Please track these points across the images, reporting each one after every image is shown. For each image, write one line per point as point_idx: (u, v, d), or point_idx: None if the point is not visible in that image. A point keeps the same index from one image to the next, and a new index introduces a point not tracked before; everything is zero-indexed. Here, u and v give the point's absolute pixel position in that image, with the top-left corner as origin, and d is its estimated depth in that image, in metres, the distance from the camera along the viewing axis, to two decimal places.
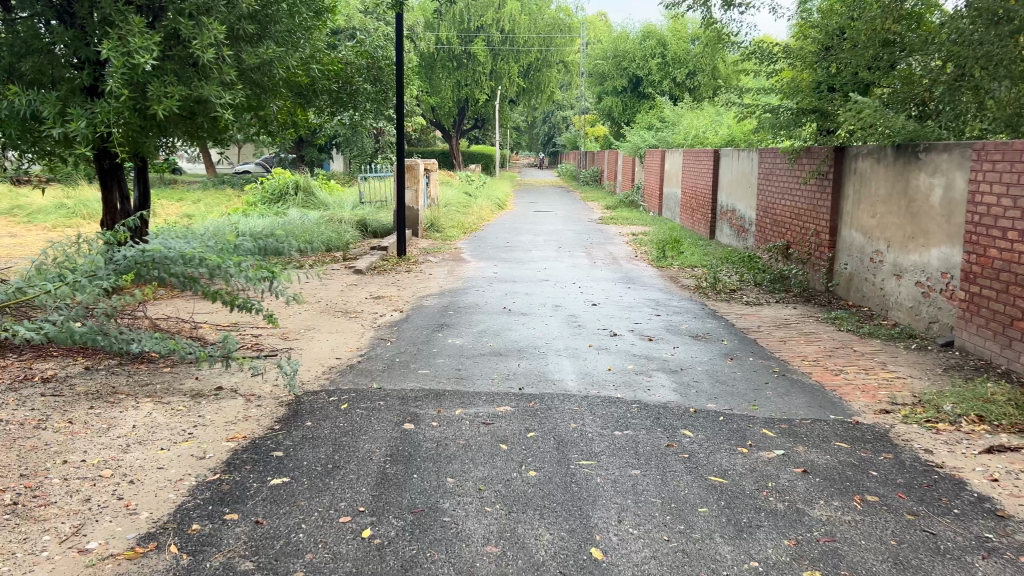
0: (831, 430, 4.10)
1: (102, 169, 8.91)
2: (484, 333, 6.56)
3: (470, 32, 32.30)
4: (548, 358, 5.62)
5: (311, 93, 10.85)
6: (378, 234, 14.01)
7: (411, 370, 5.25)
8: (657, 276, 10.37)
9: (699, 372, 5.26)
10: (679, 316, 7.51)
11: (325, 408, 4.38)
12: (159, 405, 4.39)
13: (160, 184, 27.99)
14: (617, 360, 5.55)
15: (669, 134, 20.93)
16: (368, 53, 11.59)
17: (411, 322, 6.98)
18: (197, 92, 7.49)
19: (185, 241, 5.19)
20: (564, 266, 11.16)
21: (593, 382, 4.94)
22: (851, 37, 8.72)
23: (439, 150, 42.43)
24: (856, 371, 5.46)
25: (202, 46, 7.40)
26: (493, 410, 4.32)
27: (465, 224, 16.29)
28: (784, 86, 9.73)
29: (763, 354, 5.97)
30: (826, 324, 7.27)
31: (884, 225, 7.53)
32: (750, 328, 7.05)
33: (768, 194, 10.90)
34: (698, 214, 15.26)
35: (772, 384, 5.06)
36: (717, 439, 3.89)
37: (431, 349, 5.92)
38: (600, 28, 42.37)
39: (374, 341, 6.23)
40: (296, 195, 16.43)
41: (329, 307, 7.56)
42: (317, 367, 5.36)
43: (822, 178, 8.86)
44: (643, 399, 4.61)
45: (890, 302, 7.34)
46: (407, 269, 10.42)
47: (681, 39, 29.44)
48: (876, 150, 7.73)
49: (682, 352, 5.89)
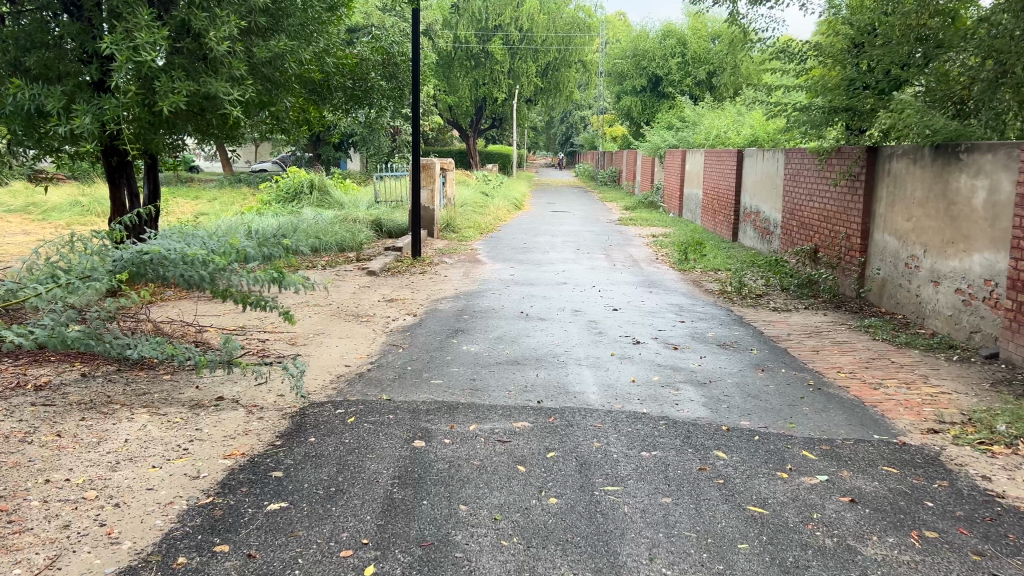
0: (877, 453, 3.77)
1: (110, 167, 8.68)
2: (501, 339, 6.26)
3: (488, 31, 32.03)
4: (568, 368, 5.32)
5: (324, 89, 10.60)
6: (394, 234, 13.77)
7: (423, 380, 4.97)
8: (679, 279, 10.05)
9: (729, 385, 4.94)
10: (704, 322, 7.18)
11: (331, 422, 4.11)
12: (155, 417, 4.15)
13: (177, 182, 28.00)
14: (641, 371, 5.23)
15: (690, 134, 20.54)
16: (383, 49, 11.33)
17: (425, 327, 6.71)
18: (205, 87, 7.24)
19: (187, 241, 4.94)
20: (584, 268, 10.86)
21: (616, 395, 4.64)
22: (883, 36, 8.34)
23: (456, 150, 42.29)
24: (897, 386, 5.11)
25: (213, 39, 7.16)
26: (510, 426, 4.03)
27: (481, 225, 16.01)
28: (811, 84, 9.35)
29: (796, 365, 5.64)
30: (859, 332, 6.92)
31: (921, 229, 7.16)
32: (780, 337, 6.71)
33: (794, 195, 10.55)
34: (720, 216, 14.89)
35: (808, 399, 4.74)
36: (754, 462, 3.58)
37: (445, 357, 5.63)
38: (619, 27, 42.01)
39: (385, 347, 5.96)
40: (310, 194, 16.24)
41: (340, 311, 7.31)
42: (324, 375, 5.09)
43: (853, 179, 8.50)
44: (671, 415, 4.29)
45: (926, 310, 6.98)
46: (422, 271, 10.16)
47: (702, 38, 28.98)
48: (912, 150, 7.35)
49: (710, 362, 5.57)
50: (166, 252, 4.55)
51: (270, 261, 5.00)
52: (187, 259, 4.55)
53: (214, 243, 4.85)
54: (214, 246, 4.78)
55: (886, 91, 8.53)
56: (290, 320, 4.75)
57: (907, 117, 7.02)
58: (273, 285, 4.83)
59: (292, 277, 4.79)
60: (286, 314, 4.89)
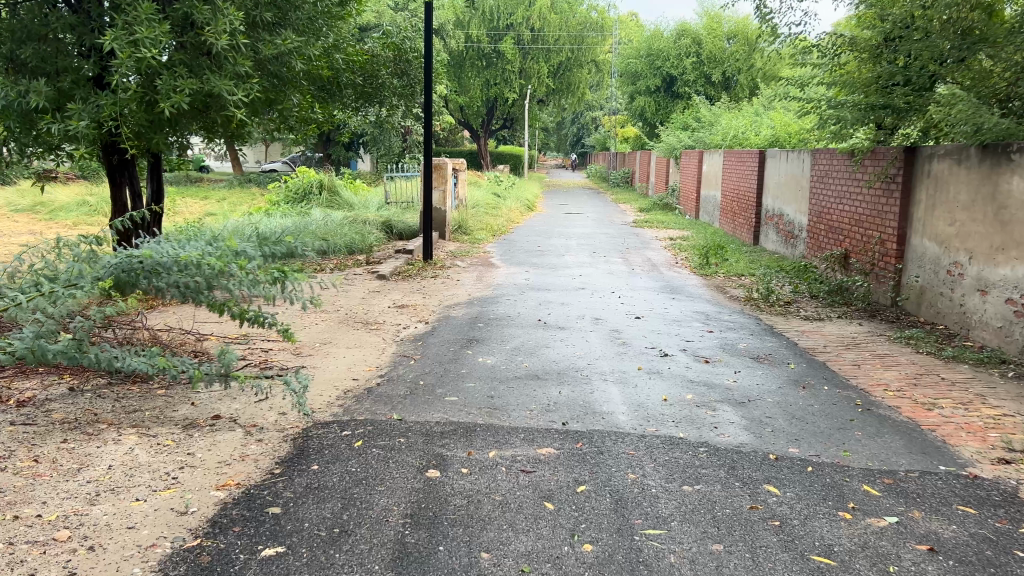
0: (947, 489, 3.36)
1: (110, 165, 8.34)
2: (519, 350, 5.86)
3: (500, 31, 31.62)
4: (593, 384, 4.92)
5: (334, 86, 10.25)
6: (405, 236, 13.41)
7: (437, 397, 4.58)
8: (702, 285, 9.63)
9: (770, 406, 4.55)
10: (734, 333, 6.75)
11: (336, 446, 3.72)
12: (144, 439, 3.77)
13: (186, 182, 27.82)
14: (673, 389, 4.83)
15: (706, 135, 20.09)
16: (395, 45, 10.96)
17: (438, 336, 6.32)
18: (209, 85, 6.91)
19: (184, 243, 4.56)
20: (601, 273, 10.46)
21: (647, 417, 4.25)
22: (917, 31, 7.91)
23: (467, 150, 41.98)
24: (953, 406, 4.68)
25: (215, 33, 6.84)
26: (535, 453, 3.65)
27: (494, 227, 15.64)
28: (840, 81, 8.92)
29: (838, 381, 5.22)
30: (900, 344, 6.48)
31: (966, 234, 6.73)
32: (816, 348, 6.29)
33: (822, 197, 10.12)
34: (741, 219, 14.44)
35: (859, 422, 4.32)
36: (811, 499, 3.19)
37: (460, 370, 5.24)
38: (631, 26, 41.50)
39: (396, 359, 5.57)
40: (320, 195, 15.93)
41: (348, 317, 6.94)
42: (331, 391, 4.71)
43: (889, 182, 8.07)
44: (712, 441, 3.90)
45: (972, 321, 6.54)
46: (433, 275, 9.77)
47: (717, 38, 28.51)
48: (956, 150, 6.93)
49: (745, 378, 5.16)
50: (157, 257, 4.16)
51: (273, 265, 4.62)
52: (181, 264, 4.16)
53: (211, 246, 4.46)
54: (210, 248, 4.39)
55: (924, 87, 8.08)
56: (289, 336, 4.42)
57: (949, 114, 6.61)
58: (275, 288, 4.45)
59: (295, 279, 4.42)
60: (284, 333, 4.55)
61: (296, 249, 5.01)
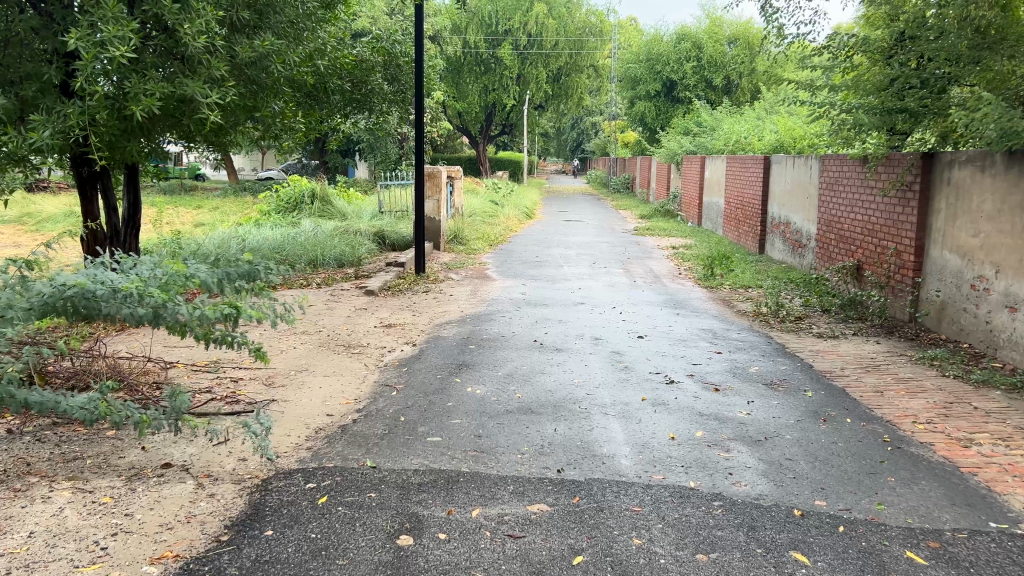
0: (1003, 553, 2.89)
1: (80, 176, 7.88)
2: (512, 377, 5.39)
3: (499, 36, 31.20)
4: (592, 418, 4.45)
5: (320, 91, 9.79)
6: (398, 247, 12.94)
7: (418, 437, 4.12)
8: (706, 298, 9.18)
9: (789, 445, 4.09)
10: (744, 354, 6.28)
11: (296, 504, 3.27)
12: (79, 495, 3.30)
13: (182, 191, 27.38)
14: (681, 425, 4.37)
15: (709, 140, 19.66)
16: (386, 49, 10.48)
17: (424, 361, 5.85)
18: (180, 89, 6.40)
19: (130, 267, 4.06)
20: (601, 286, 10.00)
21: (653, 462, 3.78)
22: (931, 30, 7.44)
23: (466, 157, 41.58)
24: (992, 442, 4.21)
25: (191, 33, 6.39)
26: (525, 510, 3.19)
27: (490, 236, 15.17)
28: (849, 84, 8.44)
29: (860, 412, 4.76)
30: (923, 365, 6.01)
31: (992, 247, 6.25)
32: (833, 372, 5.83)
33: (832, 206, 9.67)
34: (746, 227, 13.98)
35: (890, 464, 3.85)
36: (846, 571, 2.72)
37: (446, 402, 4.78)
38: (630, 31, 41.06)
39: (377, 388, 5.12)
40: (312, 204, 15.48)
41: (329, 340, 6.47)
42: (301, 431, 4.26)
43: (905, 189, 7.61)
44: (727, 493, 3.44)
45: (1000, 340, 6.07)
46: (425, 289, 9.30)
47: (717, 42, 28.08)
48: (980, 156, 6.47)
49: (759, 410, 4.70)
50: (94, 287, 3.59)
51: (230, 295, 4.12)
52: (121, 293, 3.60)
53: (160, 271, 3.96)
54: (157, 275, 3.87)
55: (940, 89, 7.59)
56: (263, 357, 3.70)
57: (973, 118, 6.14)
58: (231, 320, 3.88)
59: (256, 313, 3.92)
60: (257, 352, 3.71)
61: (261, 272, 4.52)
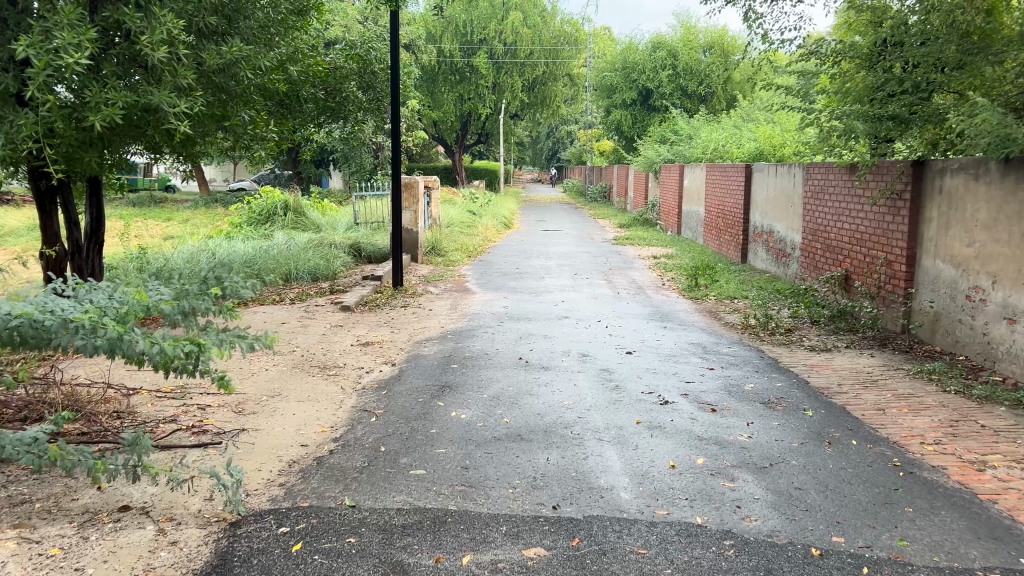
0: None
1: (38, 191, 7.51)
2: (497, 399, 5.10)
3: (473, 45, 31.05)
4: (586, 446, 4.18)
5: (292, 99, 9.46)
6: (374, 259, 12.62)
7: (400, 471, 3.82)
8: (692, 310, 8.98)
9: (796, 472, 3.84)
10: (737, 370, 6.04)
11: (268, 553, 2.98)
12: (24, 546, 2.98)
13: (152, 203, 26.82)
14: (680, 451, 4.12)
15: (687, 149, 19.57)
16: (360, 56, 10.17)
17: (404, 383, 5.54)
18: (144, 98, 6.06)
19: (85, 293, 3.72)
20: (584, 298, 9.76)
21: (655, 495, 3.52)
22: (916, 35, 7.24)
23: (442, 166, 41.28)
24: (1006, 464, 4.01)
25: (153, 42, 6.07)
26: (521, 556, 2.92)
27: (469, 247, 14.88)
28: (832, 91, 8.28)
29: (865, 433, 4.53)
30: (921, 380, 5.82)
31: (987, 256, 6.08)
32: (830, 388, 5.61)
33: (818, 214, 9.53)
34: (727, 236, 13.83)
35: (905, 491, 3.62)
36: None
37: (429, 428, 4.49)
38: (604, 41, 41.08)
39: (355, 414, 4.82)
40: (285, 216, 15.11)
41: (304, 361, 6.15)
42: (274, 465, 3.95)
43: (895, 198, 7.45)
44: (737, 529, 3.18)
45: (998, 352, 5.89)
46: (403, 304, 9.00)
47: (692, 50, 28.11)
48: (973, 164, 6.30)
49: (760, 433, 4.45)
50: (43, 317, 3.25)
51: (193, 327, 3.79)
52: (73, 324, 3.27)
53: (118, 299, 3.63)
54: (114, 303, 3.54)
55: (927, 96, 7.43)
56: (226, 385, 3.37)
57: (968, 125, 5.97)
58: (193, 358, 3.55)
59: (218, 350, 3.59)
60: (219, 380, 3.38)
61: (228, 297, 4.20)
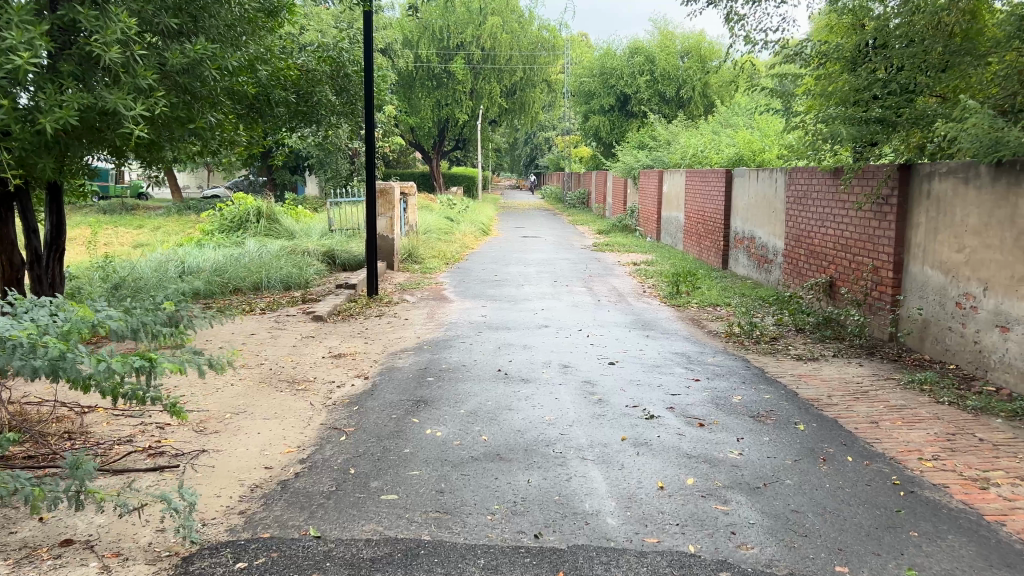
0: None
1: None
2: (476, 415, 4.84)
3: (450, 50, 30.88)
4: (569, 465, 3.93)
5: (262, 103, 9.14)
6: (349, 267, 12.30)
7: (370, 497, 3.55)
8: (674, 318, 8.78)
9: (791, 493, 3.62)
10: (724, 382, 5.83)
11: None
12: None
13: (123, 210, 26.28)
14: (669, 470, 3.88)
15: (666, 155, 19.47)
16: (332, 58, 9.86)
17: (377, 398, 5.27)
18: (100, 101, 5.75)
19: (25, 309, 3.38)
20: (564, 306, 9.54)
21: (644, 520, 3.28)
22: (902, 36, 7.05)
23: (419, 173, 40.99)
24: (1010, 482, 3.81)
25: (106, 42, 5.78)
26: None
27: (446, 254, 14.60)
28: (815, 94, 8.10)
29: (861, 449, 4.32)
30: (912, 390, 5.64)
31: (978, 262, 5.92)
32: (820, 399, 5.42)
33: (801, 219, 9.38)
34: (707, 242, 13.68)
35: (908, 513, 3.40)
36: None
37: (402, 448, 4.22)
38: (581, 47, 41.05)
39: (325, 432, 4.54)
40: (257, 223, 14.77)
41: (271, 375, 5.85)
42: (234, 491, 3.66)
43: (881, 203, 7.30)
44: (733, 559, 2.95)
45: (990, 361, 5.73)
46: (378, 313, 8.72)
47: (669, 55, 28.09)
48: (962, 167, 6.15)
49: (751, 450, 4.23)
50: None
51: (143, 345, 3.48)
52: (8, 344, 2.92)
53: (61, 315, 3.29)
54: (56, 320, 3.21)
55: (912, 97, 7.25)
56: (181, 412, 3.25)
57: (957, 128, 5.81)
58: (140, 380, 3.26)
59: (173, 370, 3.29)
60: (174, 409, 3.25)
61: (181, 316, 3.90)
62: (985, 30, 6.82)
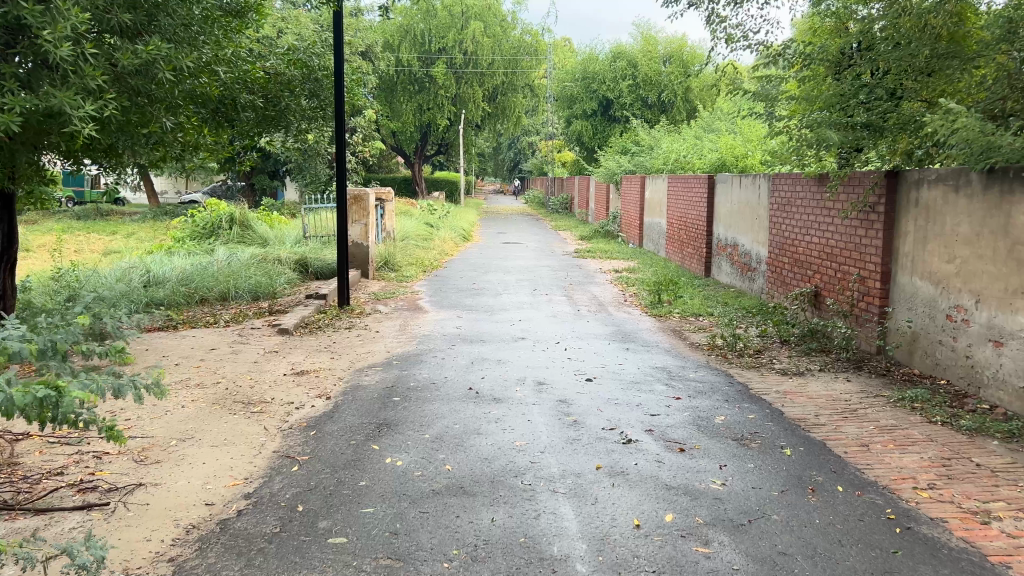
0: None
1: None
2: (441, 440, 4.51)
3: (432, 54, 30.51)
4: (538, 500, 3.61)
5: (228, 107, 8.77)
6: (322, 275, 11.92)
7: (318, 541, 3.21)
8: (655, 328, 8.50)
9: (778, 530, 3.32)
10: (706, 400, 5.53)
11: None
12: None
13: (98, 216, 25.74)
14: (645, 505, 3.58)
15: (648, 160, 19.22)
16: (302, 62, 9.44)
17: (338, 421, 4.92)
18: (44, 100, 5.31)
19: None
20: (543, 316, 9.24)
21: (617, 567, 2.97)
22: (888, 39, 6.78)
23: (401, 177, 40.60)
24: (1011, 515, 3.53)
25: (54, 39, 5.38)
26: None
27: (424, 261, 14.25)
28: (799, 100, 7.84)
29: (852, 478, 4.02)
30: (903, 409, 5.37)
31: (970, 274, 5.67)
32: (807, 419, 5.13)
33: (784, 226, 9.15)
34: (689, 249, 13.43)
35: (905, 555, 3.11)
36: None
37: (358, 481, 3.88)
38: (563, 51, 40.81)
39: (276, 462, 4.19)
40: (230, 229, 14.39)
41: (226, 396, 5.48)
42: (167, 534, 3.30)
43: (867, 212, 7.05)
44: None
45: (984, 378, 5.48)
46: (348, 326, 8.36)
47: (652, 60, 27.86)
48: (952, 175, 5.90)
49: (735, 479, 3.93)
50: None
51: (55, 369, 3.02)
52: None
53: None
54: None
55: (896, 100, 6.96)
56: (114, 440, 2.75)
57: (948, 134, 5.54)
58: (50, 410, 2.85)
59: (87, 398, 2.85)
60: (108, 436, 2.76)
61: None
62: (972, 32, 6.40)
